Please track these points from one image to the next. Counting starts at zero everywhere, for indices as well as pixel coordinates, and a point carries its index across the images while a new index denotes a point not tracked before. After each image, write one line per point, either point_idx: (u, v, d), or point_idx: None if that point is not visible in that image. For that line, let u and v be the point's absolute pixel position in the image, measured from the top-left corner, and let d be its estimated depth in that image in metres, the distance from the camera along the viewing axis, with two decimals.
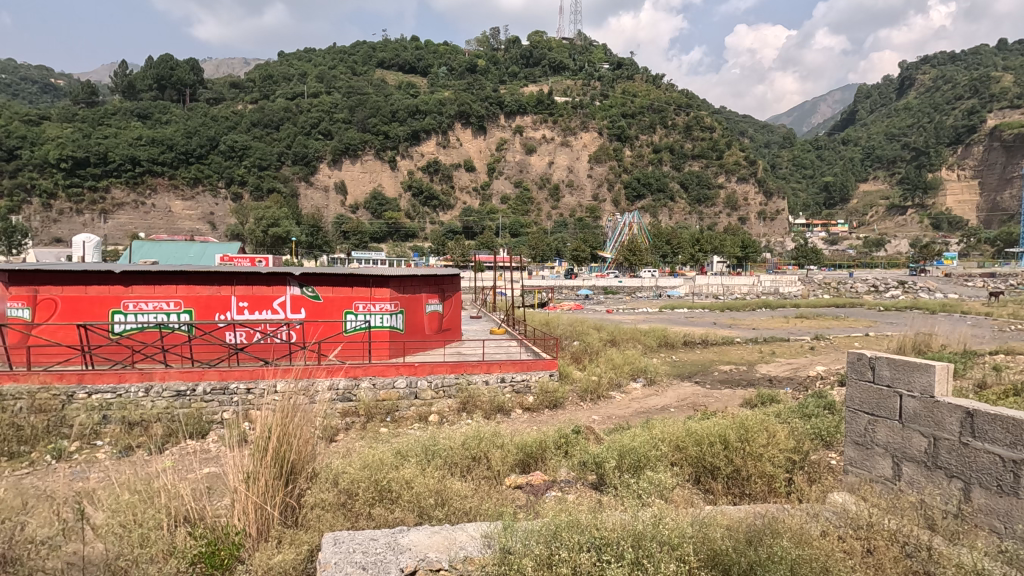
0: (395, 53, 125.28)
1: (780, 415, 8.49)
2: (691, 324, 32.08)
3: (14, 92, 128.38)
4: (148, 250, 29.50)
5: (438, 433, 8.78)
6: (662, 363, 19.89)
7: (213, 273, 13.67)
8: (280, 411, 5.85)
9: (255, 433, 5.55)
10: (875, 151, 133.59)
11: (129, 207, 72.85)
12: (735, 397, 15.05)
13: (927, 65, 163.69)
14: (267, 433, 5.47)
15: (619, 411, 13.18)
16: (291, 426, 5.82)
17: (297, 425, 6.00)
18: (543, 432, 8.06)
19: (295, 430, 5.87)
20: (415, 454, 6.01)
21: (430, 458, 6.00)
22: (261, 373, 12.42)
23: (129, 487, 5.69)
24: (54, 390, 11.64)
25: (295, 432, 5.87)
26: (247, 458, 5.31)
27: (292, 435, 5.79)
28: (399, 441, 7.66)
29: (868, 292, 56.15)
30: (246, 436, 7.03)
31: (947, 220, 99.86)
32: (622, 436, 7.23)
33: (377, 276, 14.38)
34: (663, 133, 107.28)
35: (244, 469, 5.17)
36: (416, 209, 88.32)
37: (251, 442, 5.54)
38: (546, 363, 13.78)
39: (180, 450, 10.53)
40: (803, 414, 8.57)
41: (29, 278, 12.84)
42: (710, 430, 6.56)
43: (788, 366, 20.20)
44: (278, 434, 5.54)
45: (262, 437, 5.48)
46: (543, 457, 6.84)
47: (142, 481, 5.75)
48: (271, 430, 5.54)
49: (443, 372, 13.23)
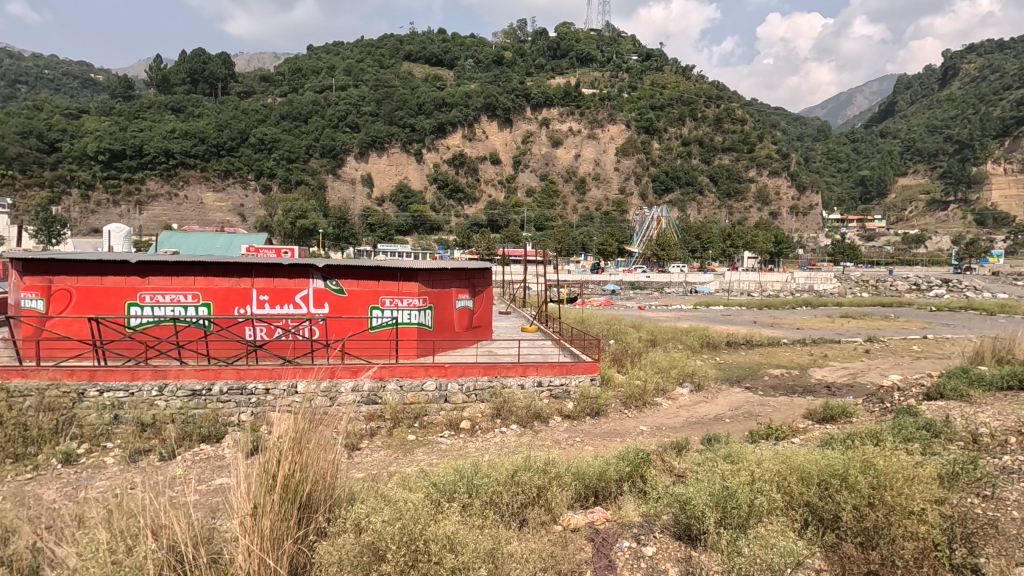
0: (422, 45, 124.42)
1: (879, 441, 7.03)
2: (731, 324, 30.12)
3: (56, 87, 131.72)
4: (176, 240, 28.46)
5: (484, 457, 7.91)
6: (708, 364, 18.59)
7: (233, 265, 12.85)
8: (298, 424, 4.94)
9: (267, 450, 4.70)
10: (916, 144, 127.86)
11: (164, 199, 73.66)
12: (796, 407, 13.65)
13: (973, 54, 155.88)
14: (285, 449, 4.65)
15: (668, 421, 12.03)
16: (310, 447, 4.90)
17: (317, 448, 5.02)
18: (604, 457, 6.82)
19: (317, 451, 4.98)
20: (457, 493, 4.81)
21: (473, 498, 4.82)
22: (280, 372, 11.51)
23: (137, 504, 4.96)
24: (66, 386, 10.95)
25: (319, 453, 4.98)
26: (252, 485, 4.41)
27: (311, 457, 4.88)
28: (421, 467, 6.60)
29: (910, 290, 53.08)
30: (245, 454, 5.94)
31: (991, 216, 94.65)
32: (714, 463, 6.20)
33: (404, 269, 13.38)
34: (693, 124, 104.05)
35: (248, 498, 4.27)
36: (441, 201, 87.74)
37: (264, 458, 4.73)
38: (587, 367, 12.59)
39: (191, 458, 9.81)
40: (904, 439, 7.22)
41: (41, 267, 12.16)
42: (816, 459, 5.43)
43: (846, 371, 18.56)
44: (297, 449, 4.71)
45: (278, 450, 4.70)
46: (606, 491, 5.79)
47: (141, 499, 4.94)
48: (287, 450, 4.68)
49: (475, 374, 12.09)
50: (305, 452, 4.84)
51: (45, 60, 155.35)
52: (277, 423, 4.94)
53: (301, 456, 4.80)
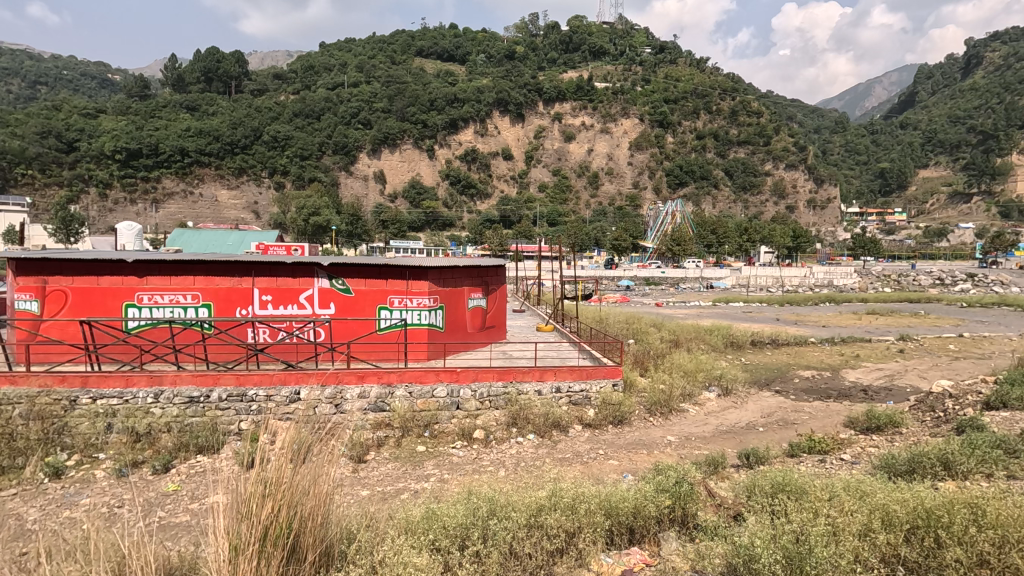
0: (434, 41, 123.86)
1: (947, 476, 6.22)
2: (753, 321, 29.03)
3: (75, 88, 133.02)
4: (186, 238, 27.90)
5: (508, 484, 7.18)
6: (734, 365, 17.63)
7: (234, 263, 12.19)
8: (293, 439, 4.28)
9: (249, 481, 3.96)
10: (937, 135, 124.55)
11: (179, 197, 73.69)
12: (833, 413, 12.76)
13: (997, 42, 150.83)
14: (269, 476, 3.94)
15: (697, 430, 11.16)
16: (302, 473, 4.20)
17: (314, 474, 4.30)
18: (638, 484, 5.94)
19: (311, 476, 4.26)
20: (459, 557, 4.08)
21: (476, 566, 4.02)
22: (283, 379, 10.76)
23: (105, 543, 4.27)
24: (56, 394, 10.30)
25: (314, 480, 4.24)
26: (231, 528, 3.73)
27: (303, 480, 4.17)
28: (419, 505, 5.73)
29: (934, 285, 51.22)
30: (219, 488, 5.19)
31: (1017, 208, 91.44)
32: (775, 494, 5.30)
33: (414, 267, 12.62)
34: (708, 117, 102.12)
35: (226, 538, 3.63)
36: (454, 198, 87.02)
37: (247, 484, 4.04)
38: (609, 371, 11.67)
39: (185, 472, 9.17)
40: (975, 471, 6.32)
41: (36, 266, 11.60)
42: (902, 495, 4.59)
43: (881, 372, 17.60)
44: (287, 474, 3.99)
45: (260, 477, 3.98)
46: (641, 529, 5.04)
47: (102, 539, 4.27)
48: (274, 478, 3.95)
49: (490, 379, 11.27)
50: (296, 475, 4.13)
51: (64, 61, 157.13)
52: (269, 437, 4.27)
53: (294, 482, 4.10)
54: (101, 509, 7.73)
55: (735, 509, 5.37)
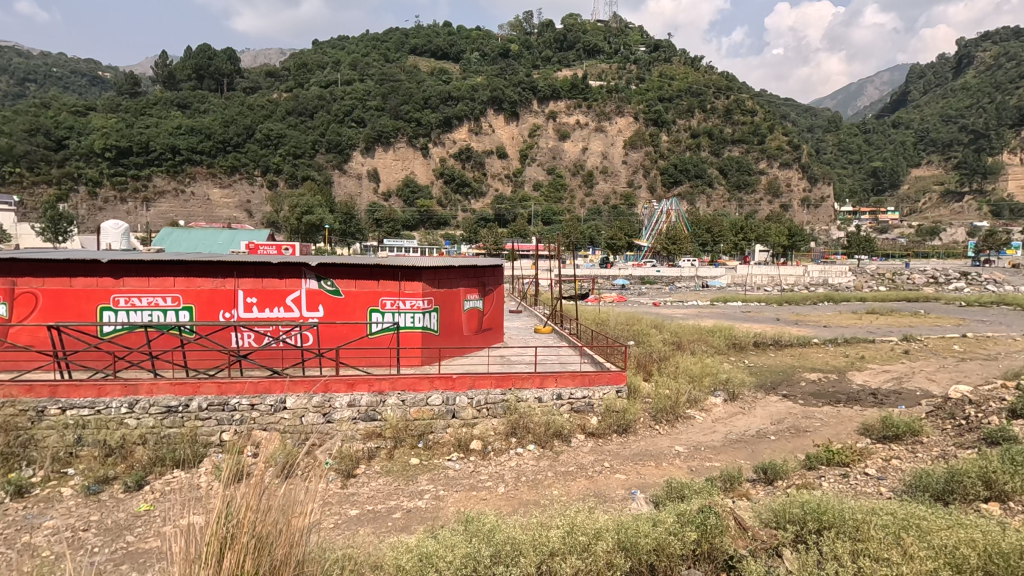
0: (428, 38, 122.63)
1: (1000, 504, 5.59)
2: (753, 322, 28.58)
3: (64, 86, 130.97)
4: (175, 237, 26.98)
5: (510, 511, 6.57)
6: (738, 368, 17.14)
7: (216, 263, 11.53)
8: (268, 462, 3.58)
9: (212, 518, 3.30)
10: (930, 134, 125.08)
11: (170, 195, 72.54)
12: (848, 420, 12.15)
13: (987, 42, 151.38)
14: (233, 512, 3.28)
15: (706, 439, 10.60)
16: (281, 496, 3.56)
17: (296, 498, 3.66)
18: (656, 512, 5.25)
19: (290, 501, 3.57)
20: None
21: None
22: (267, 387, 10.08)
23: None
24: (23, 404, 9.65)
25: (292, 508, 3.55)
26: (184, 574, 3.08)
27: (279, 510, 3.49)
28: (413, 539, 5.09)
29: (929, 283, 50.90)
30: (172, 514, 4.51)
31: (1008, 207, 92.03)
32: (814, 524, 4.68)
33: (407, 268, 11.96)
34: (703, 116, 101.61)
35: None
36: (448, 196, 86.27)
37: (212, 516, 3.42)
38: (613, 377, 11.13)
39: (158, 488, 8.53)
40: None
41: (5, 267, 10.91)
42: (969, 534, 3.97)
43: (888, 375, 17.02)
44: (255, 507, 3.32)
45: (225, 510, 3.32)
46: (657, 567, 4.45)
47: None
48: (239, 516, 3.28)
49: (487, 387, 10.66)
50: (270, 507, 3.46)
51: (53, 58, 155.11)
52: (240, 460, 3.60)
53: (265, 516, 3.43)
54: (65, 533, 7.07)
55: (769, 543, 4.76)
